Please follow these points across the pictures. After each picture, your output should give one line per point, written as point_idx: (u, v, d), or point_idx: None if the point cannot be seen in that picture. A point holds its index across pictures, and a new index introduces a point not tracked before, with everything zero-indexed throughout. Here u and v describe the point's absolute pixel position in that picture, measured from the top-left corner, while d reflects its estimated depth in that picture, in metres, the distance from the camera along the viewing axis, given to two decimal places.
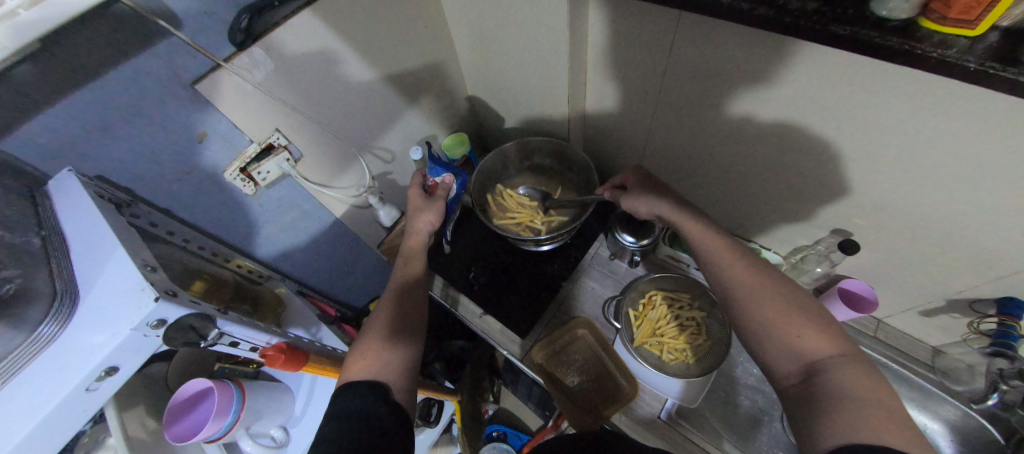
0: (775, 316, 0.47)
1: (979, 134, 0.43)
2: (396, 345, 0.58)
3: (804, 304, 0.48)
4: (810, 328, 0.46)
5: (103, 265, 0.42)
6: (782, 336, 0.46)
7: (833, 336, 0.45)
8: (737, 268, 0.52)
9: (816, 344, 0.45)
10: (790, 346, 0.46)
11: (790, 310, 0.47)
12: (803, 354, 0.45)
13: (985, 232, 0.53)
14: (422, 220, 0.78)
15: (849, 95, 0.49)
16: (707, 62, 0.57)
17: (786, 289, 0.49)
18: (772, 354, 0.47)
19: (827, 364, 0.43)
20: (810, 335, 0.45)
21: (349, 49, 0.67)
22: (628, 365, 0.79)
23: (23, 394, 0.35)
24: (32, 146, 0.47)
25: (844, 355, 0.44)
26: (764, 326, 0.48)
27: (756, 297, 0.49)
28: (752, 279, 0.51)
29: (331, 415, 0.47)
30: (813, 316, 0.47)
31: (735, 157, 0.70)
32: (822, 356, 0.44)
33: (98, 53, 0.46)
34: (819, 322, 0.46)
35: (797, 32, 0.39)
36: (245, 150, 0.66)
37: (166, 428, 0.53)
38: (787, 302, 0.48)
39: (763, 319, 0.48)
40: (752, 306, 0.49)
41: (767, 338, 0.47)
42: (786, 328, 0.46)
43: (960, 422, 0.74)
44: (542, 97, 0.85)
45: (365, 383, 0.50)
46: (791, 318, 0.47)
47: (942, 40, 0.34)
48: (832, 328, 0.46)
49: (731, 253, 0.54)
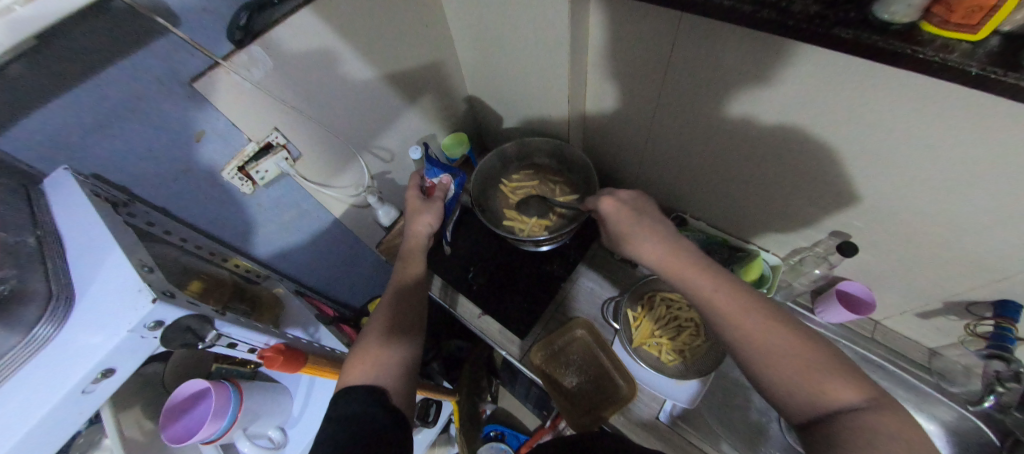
0: (792, 371, 0.44)
1: (980, 139, 0.44)
2: (393, 350, 0.58)
3: (822, 355, 0.45)
4: (830, 374, 0.43)
5: (100, 265, 0.41)
6: (803, 388, 0.44)
7: (855, 380, 0.43)
8: (746, 323, 0.48)
9: (840, 392, 0.42)
10: (813, 397, 0.43)
11: (811, 359, 0.44)
12: (827, 402, 0.42)
13: (984, 236, 0.54)
14: (421, 222, 0.78)
15: (849, 98, 0.49)
16: (708, 65, 0.57)
17: (802, 340, 0.46)
18: (791, 402, 0.44)
19: (854, 409, 0.41)
20: (834, 383, 0.43)
21: (348, 48, 0.67)
22: (626, 365, 0.79)
23: (20, 395, 0.35)
24: (30, 142, 0.47)
25: (871, 399, 0.41)
26: (783, 382, 0.45)
27: (771, 352, 0.46)
28: (765, 331, 0.47)
29: (328, 419, 0.46)
30: (830, 363, 0.44)
31: (736, 160, 0.70)
32: (846, 403, 0.42)
33: (96, 49, 0.45)
34: (836, 367, 0.44)
35: (799, 36, 0.39)
36: (243, 149, 0.65)
37: (161, 429, 0.53)
38: (802, 349, 0.45)
39: (779, 374, 0.45)
40: (765, 361, 0.46)
41: (786, 391, 0.44)
42: (808, 379, 0.44)
43: (955, 423, 0.75)
44: (543, 97, 0.85)
45: (363, 389, 0.50)
46: (814, 371, 0.44)
47: (943, 44, 0.34)
48: (853, 372, 0.44)
49: (734, 296, 0.51)
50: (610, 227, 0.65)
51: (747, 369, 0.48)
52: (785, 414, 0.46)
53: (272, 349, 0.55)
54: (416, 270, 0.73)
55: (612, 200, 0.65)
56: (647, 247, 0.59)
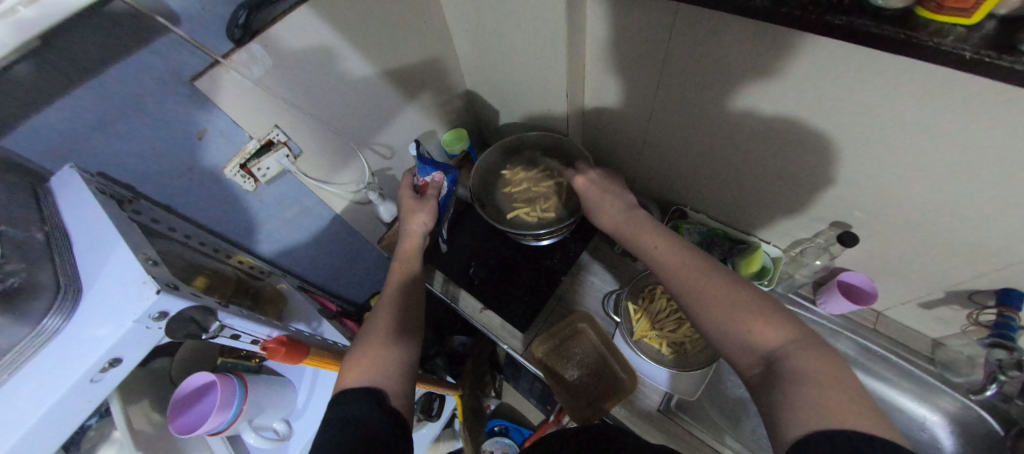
0: (721, 314, 0.45)
1: (980, 126, 0.43)
2: (392, 351, 0.58)
3: (759, 303, 0.45)
4: (760, 319, 0.43)
5: (106, 259, 0.42)
6: (731, 330, 0.44)
7: (785, 322, 0.43)
8: (684, 274, 0.50)
9: (768, 334, 0.43)
10: (745, 342, 0.43)
11: (747, 306, 0.45)
12: (758, 346, 0.43)
13: (985, 224, 0.54)
14: (415, 221, 0.78)
15: (847, 86, 0.49)
16: (706, 56, 0.57)
17: (739, 288, 0.46)
18: (729, 348, 0.45)
19: (782, 351, 0.41)
20: (763, 326, 0.43)
21: (347, 45, 0.67)
22: (624, 354, 0.80)
23: (30, 385, 0.36)
24: (35, 140, 0.48)
25: (798, 340, 0.41)
26: (715, 326, 0.46)
27: (706, 298, 0.47)
28: (705, 280, 0.48)
29: (328, 422, 0.47)
30: (763, 307, 0.44)
31: (735, 150, 0.70)
32: (774, 344, 0.42)
33: (99, 49, 0.46)
34: (765, 308, 0.44)
35: (793, 24, 0.39)
36: (245, 146, 0.66)
37: (169, 421, 0.54)
38: (738, 299, 0.45)
39: (712, 319, 0.46)
40: (700, 307, 0.47)
41: (722, 338, 0.45)
42: (740, 325, 0.44)
43: (959, 414, 0.74)
44: (541, 92, 0.85)
45: (361, 391, 0.50)
46: (745, 315, 0.44)
47: (937, 29, 0.34)
48: (785, 315, 0.44)
49: (681, 258, 0.52)
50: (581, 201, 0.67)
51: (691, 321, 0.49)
52: (736, 367, 0.46)
53: (274, 341, 0.54)
54: (409, 268, 0.74)
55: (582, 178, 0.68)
56: (605, 214, 0.63)
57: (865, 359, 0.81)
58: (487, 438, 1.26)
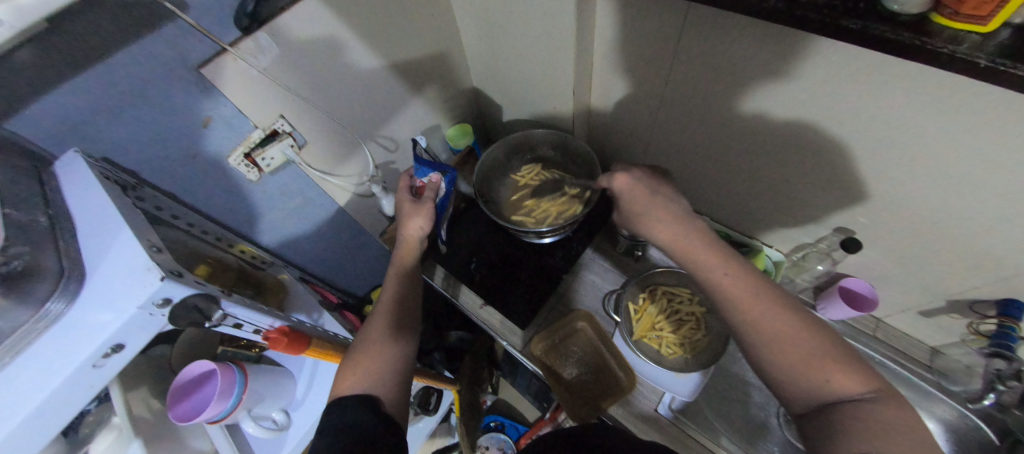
0: (798, 360, 0.44)
1: (988, 135, 0.43)
2: (386, 358, 0.59)
3: (833, 347, 0.44)
4: (839, 367, 0.42)
5: (109, 244, 0.42)
6: (807, 376, 0.43)
7: (863, 371, 0.42)
8: (756, 311, 0.47)
9: (847, 383, 0.42)
10: (818, 386, 0.42)
11: (822, 350, 0.43)
12: (832, 392, 0.42)
13: (989, 234, 0.54)
14: (413, 225, 0.75)
15: (856, 90, 0.49)
16: (716, 57, 0.56)
17: (811, 330, 0.45)
18: (797, 390, 0.44)
19: (860, 402, 0.40)
20: (841, 374, 0.42)
21: (354, 36, 0.67)
22: (625, 356, 0.79)
23: (31, 368, 0.36)
24: (41, 125, 0.48)
25: (876, 391, 0.41)
26: (788, 371, 0.44)
27: (783, 338, 0.45)
28: (773, 315, 0.46)
29: (322, 430, 0.48)
30: (839, 353, 0.43)
31: (740, 153, 0.69)
32: (852, 394, 0.41)
33: (107, 34, 0.46)
34: (843, 356, 0.43)
35: (807, 27, 0.38)
36: (249, 136, 0.66)
37: (168, 409, 0.54)
38: (813, 343, 0.44)
39: (786, 359, 0.44)
40: (771, 350, 0.45)
41: (792, 382, 0.44)
42: (817, 370, 0.43)
43: (953, 421, 0.74)
44: (547, 89, 0.84)
45: (355, 397, 0.51)
46: (822, 362, 0.43)
47: (952, 37, 0.34)
48: (860, 362, 0.43)
49: (744, 287, 0.49)
50: (623, 206, 0.62)
51: (756, 356, 0.47)
52: (788, 404, 0.45)
53: (276, 331, 0.54)
54: (407, 270, 0.74)
55: (626, 176, 0.62)
56: (659, 227, 0.57)
57: None
58: (483, 433, 1.27)
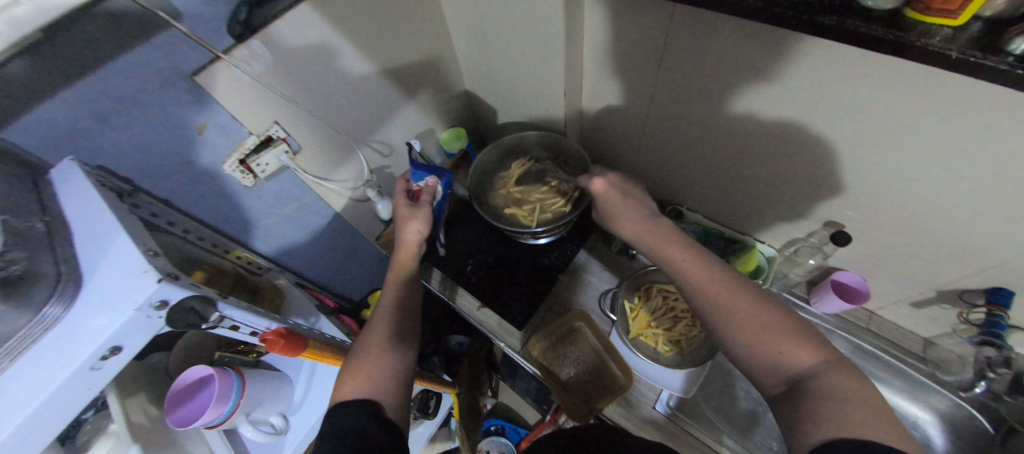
0: (754, 334, 0.45)
1: (966, 126, 0.45)
2: (386, 363, 0.59)
3: (789, 323, 0.45)
4: (792, 340, 0.44)
5: (106, 249, 0.42)
6: (762, 349, 0.45)
7: (815, 343, 0.44)
8: (714, 290, 0.49)
9: (800, 355, 0.43)
10: (774, 362, 0.44)
11: (775, 325, 0.45)
12: (789, 366, 0.43)
13: (974, 224, 0.55)
14: (410, 229, 0.77)
15: (838, 85, 0.50)
16: (701, 56, 0.58)
17: (769, 306, 0.46)
18: (757, 368, 0.45)
19: (812, 373, 0.42)
20: (795, 347, 0.44)
21: (347, 43, 0.68)
22: (622, 354, 0.80)
23: (29, 372, 0.36)
24: (37, 133, 0.48)
25: (829, 361, 0.42)
26: (745, 346, 0.46)
27: (737, 316, 0.47)
28: (731, 296, 0.48)
29: (322, 436, 0.48)
30: (795, 327, 0.45)
31: (729, 150, 0.70)
32: (806, 365, 0.43)
33: (102, 44, 0.47)
34: (797, 330, 0.45)
35: (786, 24, 0.39)
36: (244, 142, 0.66)
37: (167, 413, 0.54)
38: (767, 319, 0.46)
39: (743, 337, 0.46)
40: (728, 326, 0.47)
41: (750, 357, 0.46)
42: (770, 346, 0.44)
43: (949, 412, 0.75)
44: (539, 91, 0.85)
45: (356, 404, 0.50)
46: (777, 336, 0.45)
47: (925, 30, 0.35)
48: (813, 335, 0.44)
49: (704, 273, 0.51)
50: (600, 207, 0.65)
51: (717, 337, 0.49)
52: (758, 384, 0.47)
53: (274, 333, 0.54)
54: (405, 276, 0.74)
55: (603, 180, 0.64)
56: (625, 220, 0.60)
57: (857, 358, 0.82)
58: (484, 437, 1.26)
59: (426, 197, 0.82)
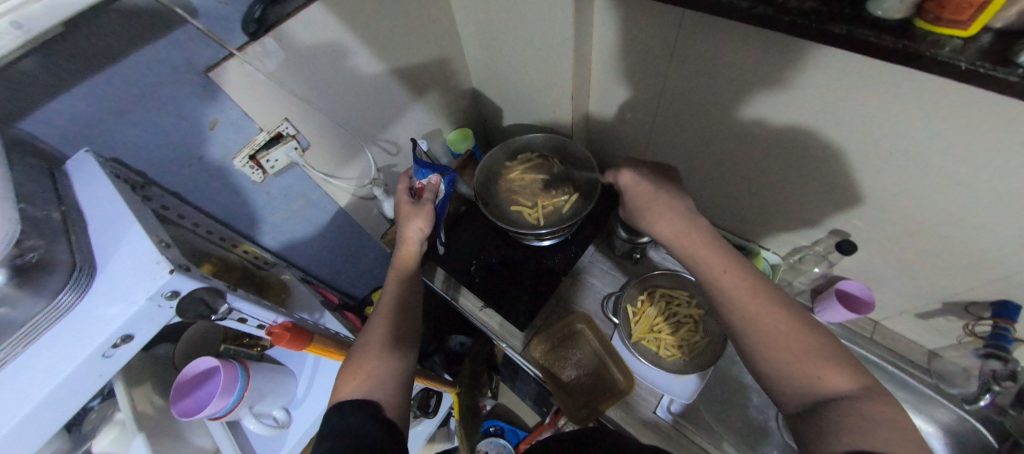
0: (792, 356, 0.45)
1: (974, 137, 0.45)
2: (385, 363, 0.59)
3: (824, 348, 0.45)
4: (829, 365, 0.44)
5: (120, 240, 0.43)
6: (799, 371, 0.44)
7: (851, 369, 0.43)
8: (754, 308, 0.49)
9: (836, 379, 0.43)
10: (808, 382, 0.43)
11: (812, 348, 0.45)
12: (822, 388, 0.43)
13: (981, 236, 0.55)
14: (412, 228, 0.77)
15: (846, 93, 0.50)
16: (710, 61, 0.58)
17: (805, 330, 0.46)
18: (788, 387, 0.45)
19: (846, 397, 0.41)
20: (831, 371, 0.43)
21: (358, 42, 0.69)
22: (624, 359, 0.80)
23: (43, 358, 0.37)
24: (54, 125, 0.49)
25: (864, 388, 0.42)
26: (779, 365, 0.45)
27: (777, 336, 0.46)
28: (769, 316, 0.48)
29: (323, 434, 0.48)
30: (831, 354, 0.45)
31: (737, 156, 0.70)
32: (840, 390, 0.42)
33: (120, 38, 0.48)
34: (834, 356, 0.44)
35: (796, 32, 0.40)
36: (254, 138, 0.67)
37: (172, 403, 0.55)
38: (804, 343, 0.45)
39: (780, 356, 0.45)
40: (764, 344, 0.47)
41: (782, 377, 0.45)
42: (806, 367, 0.44)
43: (954, 425, 0.74)
44: (546, 93, 0.86)
45: (356, 404, 0.51)
46: (813, 360, 0.44)
47: (935, 41, 0.35)
48: (850, 362, 0.44)
49: (744, 289, 0.50)
50: (628, 201, 0.63)
51: (749, 353, 0.48)
52: (779, 403, 0.46)
53: (279, 326, 0.55)
54: (407, 276, 0.74)
55: (631, 173, 0.62)
56: (663, 224, 0.59)
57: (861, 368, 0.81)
58: (484, 438, 1.26)
59: (428, 195, 0.83)
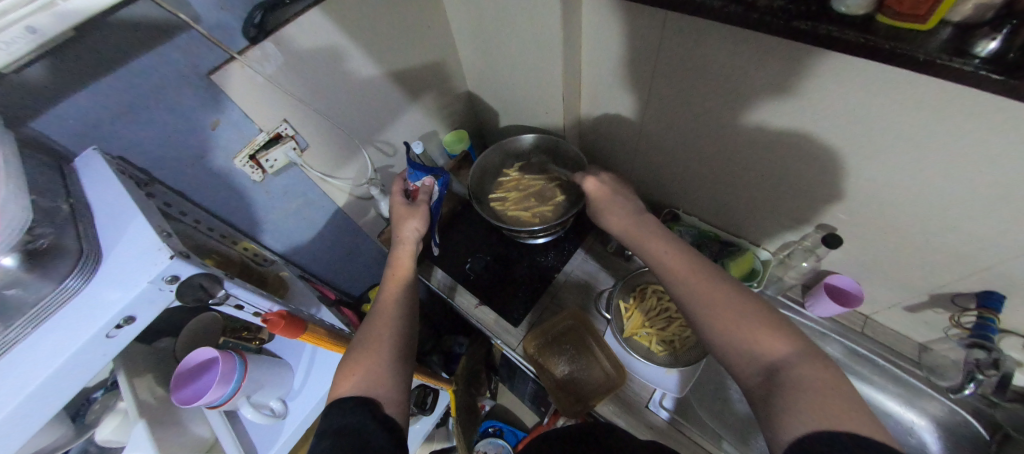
0: (732, 323, 0.47)
1: (943, 128, 0.46)
2: (382, 361, 0.60)
3: (766, 316, 0.46)
4: (767, 331, 0.45)
5: (124, 230, 0.45)
6: (738, 339, 0.46)
7: (791, 334, 0.45)
8: (693, 280, 0.52)
9: (773, 344, 0.44)
10: (749, 350, 0.45)
11: (753, 316, 0.46)
12: (762, 354, 0.44)
13: (960, 227, 0.56)
14: (409, 228, 0.79)
15: (820, 86, 0.52)
16: (690, 58, 0.60)
17: (743, 297, 0.48)
18: (734, 357, 0.46)
19: (785, 362, 0.42)
20: (768, 336, 0.45)
21: (354, 46, 0.71)
22: (615, 352, 0.81)
23: (52, 339, 0.39)
24: (62, 126, 0.51)
25: (803, 352, 0.43)
26: (720, 334, 0.47)
27: (715, 306, 0.48)
28: (710, 288, 0.50)
29: (320, 432, 0.49)
30: (768, 318, 0.46)
31: (724, 154, 0.72)
32: (780, 354, 0.43)
33: (127, 42, 0.50)
34: (774, 323, 0.46)
35: (765, 29, 0.42)
36: (254, 138, 0.70)
37: (171, 393, 0.57)
38: (744, 312, 0.47)
39: (718, 325, 0.47)
40: (708, 318, 0.48)
41: (726, 345, 0.47)
42: (744, 332, 0.46)
43: (945, 418, 0.75)
44: (538, 95, 0.88)
45: (355, 401, 0.52)
46: (750, 326, 0.46)
47: (896, 34, 0.37)
48: (792, 329, 0.45)
49: (689, 268, 0.53)
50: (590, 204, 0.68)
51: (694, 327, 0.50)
52: (736, 378, 0.47)
53: (274, 314, 0.56)
54: (404, 273, 0.76)
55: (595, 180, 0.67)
56: (614, 219, 0.64)
57: (854, 362, 0.82)
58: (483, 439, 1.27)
59: (423, 196, 0.85)
